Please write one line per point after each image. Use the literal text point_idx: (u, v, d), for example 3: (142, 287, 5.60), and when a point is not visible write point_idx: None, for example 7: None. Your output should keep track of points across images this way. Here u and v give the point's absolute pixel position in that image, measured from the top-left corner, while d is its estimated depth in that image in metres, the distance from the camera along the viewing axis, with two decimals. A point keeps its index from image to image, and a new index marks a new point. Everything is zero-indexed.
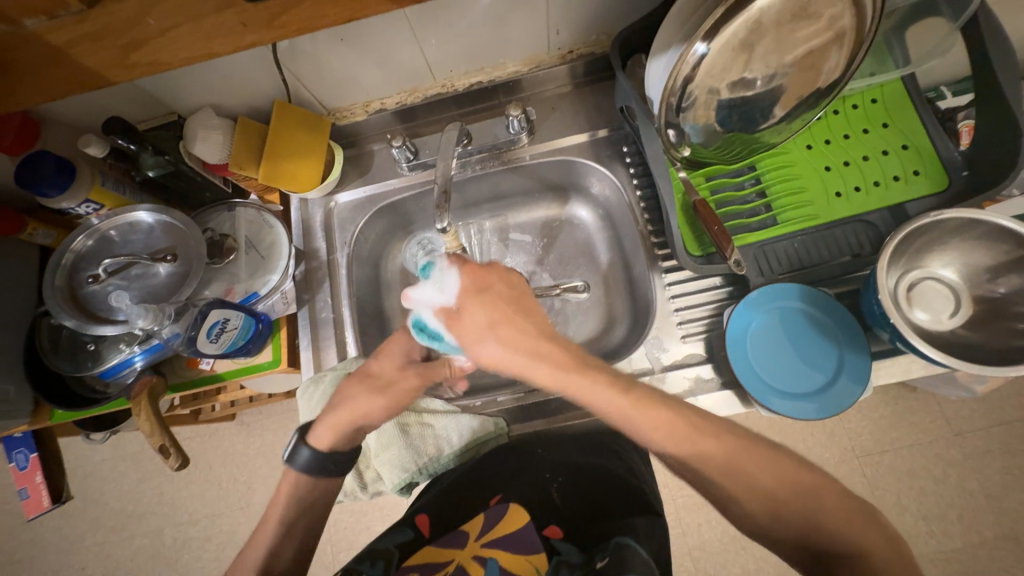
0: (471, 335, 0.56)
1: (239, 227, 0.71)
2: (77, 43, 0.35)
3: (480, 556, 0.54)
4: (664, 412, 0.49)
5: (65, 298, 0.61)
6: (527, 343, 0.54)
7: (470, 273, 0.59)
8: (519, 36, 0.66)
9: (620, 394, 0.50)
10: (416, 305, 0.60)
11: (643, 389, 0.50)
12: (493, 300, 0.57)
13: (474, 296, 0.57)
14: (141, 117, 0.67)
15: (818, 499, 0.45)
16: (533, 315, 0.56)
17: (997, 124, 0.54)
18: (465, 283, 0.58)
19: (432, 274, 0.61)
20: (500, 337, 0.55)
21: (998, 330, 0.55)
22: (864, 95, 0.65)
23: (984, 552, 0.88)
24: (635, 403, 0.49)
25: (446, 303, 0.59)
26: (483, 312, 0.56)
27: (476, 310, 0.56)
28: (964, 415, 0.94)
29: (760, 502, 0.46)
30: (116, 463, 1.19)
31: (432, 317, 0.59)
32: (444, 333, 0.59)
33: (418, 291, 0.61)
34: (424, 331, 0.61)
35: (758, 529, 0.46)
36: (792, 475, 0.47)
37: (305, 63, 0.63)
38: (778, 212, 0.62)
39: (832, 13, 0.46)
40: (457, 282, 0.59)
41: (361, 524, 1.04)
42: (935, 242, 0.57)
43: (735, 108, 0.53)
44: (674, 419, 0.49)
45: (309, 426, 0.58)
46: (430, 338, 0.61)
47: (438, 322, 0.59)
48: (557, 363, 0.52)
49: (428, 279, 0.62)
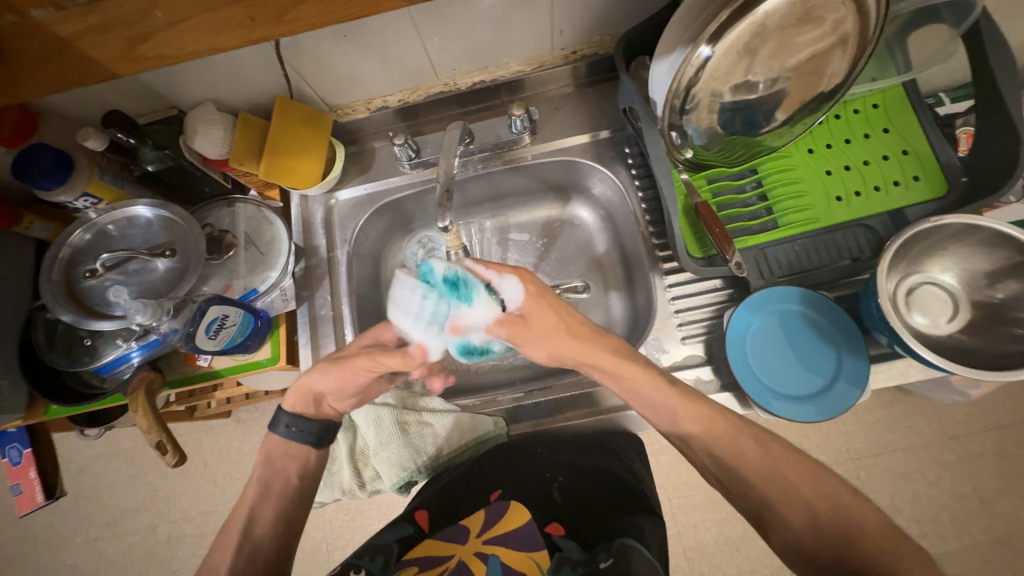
0: (533, 338, 0.54)
1: (238, 223, 0.71)
2: (84, 35, 0.35)
3: (482, 553, 0.55)
4: (706, 411, 0.52)
5: (62, 292, 0.60)
6: (585, 341, 0.54)
7: (529, 277, 0.56)
8: (522, 36, 0.66)
9: (667, 390, 0.52)
10: (467, 331, 0.59)
11: (687, 388, 0.53)
12: (551, 300, 0.55)
13: (534, 296, 0.55)
14: (141, 111, 0.67)
15: (859, 524, 0.46)
16: (577, 317, 0.55)
17: (996, 131, 0.55)
18: (525, 288, 0.55)
19: (476, 295, 0.58)
20: (557, 345, 0.54)
21: (996, 335, 0.55)
22: (866, 101, 0.65)
23: (976, 554, 0.89)
24: (681, 397, 0.52)
25: (505, 312, 0.56)
26: (550, 316, 0.54)
27: (540, 313, 0.55)
28: (958, 419, 0.95)
29: (804, 521, 0.47)
30: (109, 459, 1.18)
31: (486, 337, 0.58)
32: (493, 345, 0.60)
33: (466, 318, 0.58)
34: (470, 352, 0.61)
35: (794, 544, 0.47)
36: (824, 488, 0.48)
37: (307, 59, 0.63)
38: (779, 215, 0.63)
39: (836, 18, 0.46)
40: (517, 286, 0.55)
41: (358, 523, 1.03)
42: (934, 247, 0.58)
43: (738, 111, 0.54)
44: (710, 411, 0.52)
45: (302, 402, 0.59)
46: (481, 355, 0.62)
47: (490, 339, 0.58)
48: (610, 357, 0.53)
49: (470, 297, 0.58)
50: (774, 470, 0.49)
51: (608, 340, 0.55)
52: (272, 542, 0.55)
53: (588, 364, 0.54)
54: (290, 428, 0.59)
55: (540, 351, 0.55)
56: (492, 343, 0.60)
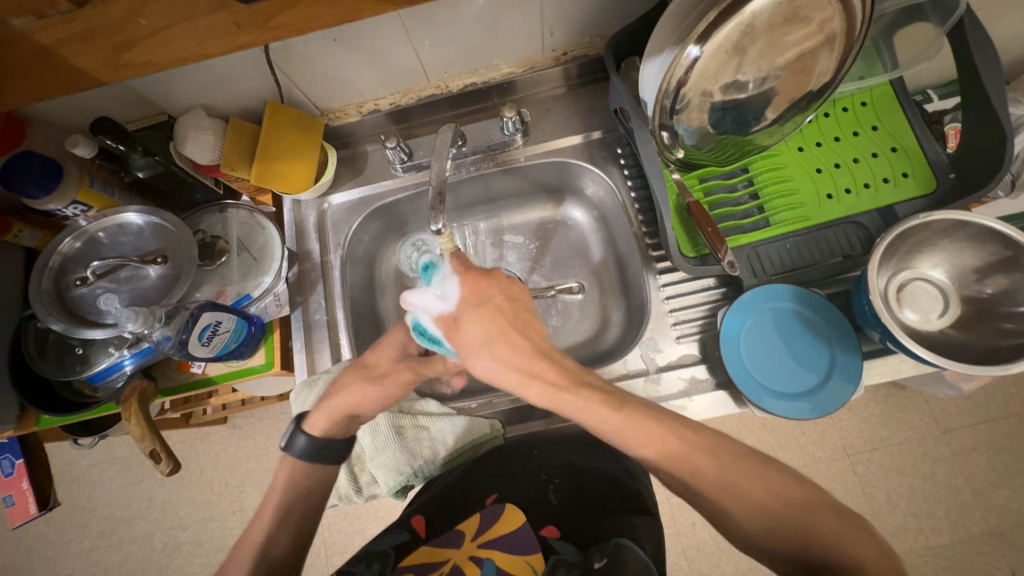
0: (465, 345, 0.55)
1: (230, 228, 0.71)
2: (68, 43, 0.34)
3: (477, 557, 0.54)
4: (658, 433, 0.49)
5: (53, 301, 0.60)
6: (519, 362, 0.52)
7: (466, 281, 0.57)
8: (512, 38, 0.66)
9: (614, 415, 0.49)
10: (415, 307, 0.60)
11: (636, 412, 0.50)
12: (488, 310, 0.55)
13: (468, 304, 0.56)
14: (131, 117, 0.66)
15: (814, 514, 0.45)
16: (518, 335, 0.54)
17: (982, 128, 0.56)
18: (461, 293, 0.57)
19: (434, 278, 0.61)
20: (489, 361, 0.53)
21: (986, 330, 0.56)
22: (854, 98, 0.66)
23: (972, 547, 0.90)
24: (627, 423, 0.49)
25: (442, 310, 0.58)
26: (480, 323, 0.55)
27: (472, 323, 0.55)
28: (951, 412, 0.96)
29: (755, 518, 0.46)
30: (104, 468, 1.17)
31: (431, 324, 0.59)
32: (442, 340, 0.59)
33: (418, 295, 0.60)
34: (423, 334, 0.60)
35: (752, 541, 0.46)
36: (782, 489, 0.47)
37: (298, 63, 0.62)
38: (771, 213, 0.63)
39: (822, 17, 0.46)
40: (457, 287, 0.58)
41: (356, 527, 1.03)
42: (925, 243, 0.58)
43: (728, 111, 0.54)
44: (665, 434, 0.49)
45: (335, 426, 0.59)
46: (429, 342, 0.60)
47: (434, 328, 0.59)
48: (546, 387, 0.52)
49: (430, 279, 0.62)
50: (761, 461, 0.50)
51: (550, 368, 0.52)
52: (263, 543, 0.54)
53: (523, 387, 0.53)
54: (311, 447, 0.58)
55: (472, 364, 0.55)
56: (442, 335, 0.58)
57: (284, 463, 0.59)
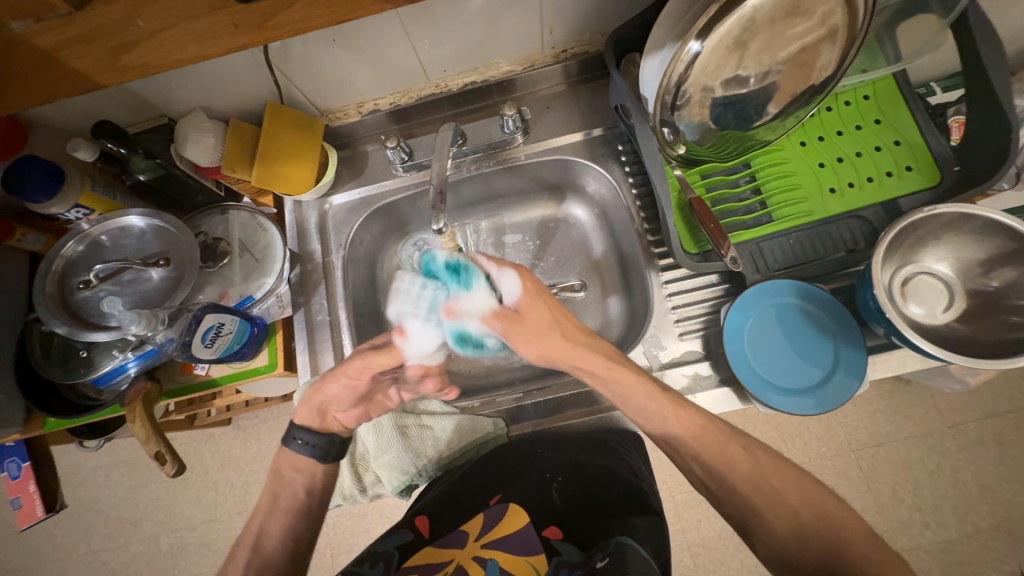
0: (525, 331, 0.57)
1: (232, 230, 0.71)
2: (68, 46, 0.35)
3: (480, 557, 0.55)
4: (698, 420, 0.52)
5: (57, 304, 0.60)
6: (579, 342, 0.55)
7: (528, 275, 0.59)
8: (512, 36, 0.66)
9: (657, 396, 0.52)
10: (462, 315, 0.62)
11: (680, 396, 0.52)
12: (548, 299, 0.58)
13: (531, 293, 0.58)
14: (131, 120, 0.67)
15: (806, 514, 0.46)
16: (571, 321, 0.58)
17: (986, 120, 0.55)
18: (524, 285, 0.58)
19: (475, 282, 0.62)
20: (551, 344, 0.56)
21: (992, 323, 0.56)
22: (857, 92, 0.66)
23: (980, 542, 0.89)
24: (671, 403, 0.52)
25: (501, 305, 0.60)
26: (542, 313, 0.57)
27: (536, 310, 0.58)
28: (956, 407, 0.95)
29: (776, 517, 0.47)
30: (110, 470, 1.17)
31: (480, 326, 0.62)
32: (488, 337, 0.63)
33: (461, 301, 0.62)
34: (468, 340, 0.64)
35: (760, 544, 0.47)
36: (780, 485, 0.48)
37: (297, 64, 0.62)
38: (773, 208, 0.63)
39: (824, 10, 0.46)
40: (515, 281, 0.59)
41: (360, 527, 1.03)
42: (929, 236, 0.58)
43: (729, 106, 0.54)
44: (703, 422, 0.51)
45: (310, 416, 0.59)
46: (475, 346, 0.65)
47: (486, 329, 0.61)
48: (603, 361, 0.54)
49: (468, 283, 0.62)
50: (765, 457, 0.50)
51: (606, 347, 0.56)
52: (277, 546, 0.55)
53: (580, 367, 0.55)
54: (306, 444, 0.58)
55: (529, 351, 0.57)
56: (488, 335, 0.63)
57: (283, 468, 0.59)
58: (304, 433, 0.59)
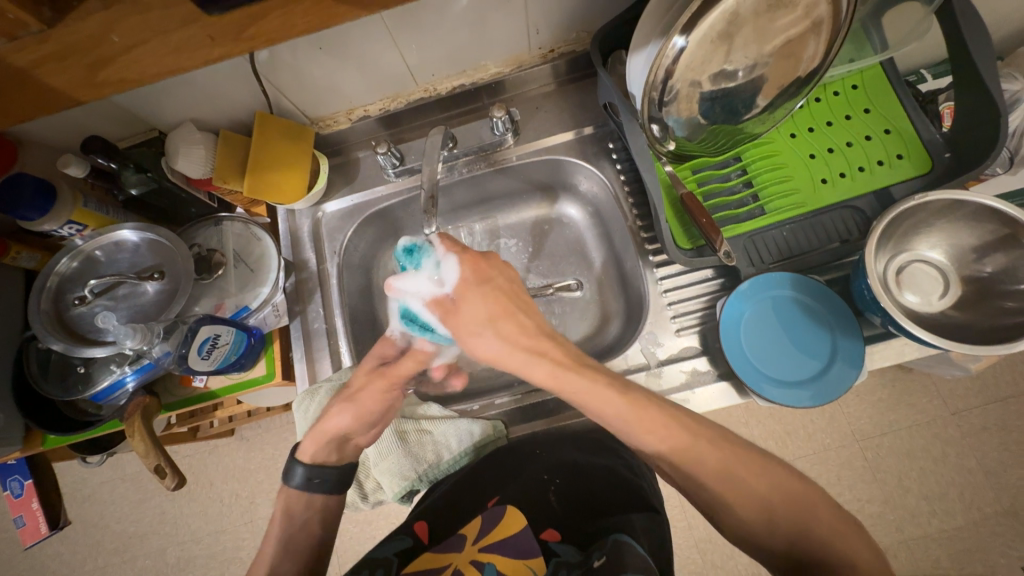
0: (464, 326, 0.58)
1: (227, 241, 0.71)
2: (43, 63, 0.35)
3: (478, 561, 0.54)
4: (660, 417, 0.50)
5: (52, 321, 0.60)
6: (523, 342, 0.55)
7: (470, 262, 0.60)
8: (499, 38, 0.66)
9: (612, 395, 0.50)
10: (403, 293, 0.65)
11: (635, 393, 0.50)
12: (495, 289, 0.58)
13: (470, 282, 0.59)
14: (121, 134, 0.67)
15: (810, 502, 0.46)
16: (520, 319, 0.57)
17: (975, 106, 0.55)
18: (463, 271, 0.60)
19: (425, 262, 0.64)
20: (499, 335, 0.56)
21: (987, 309, 0.56)
22: (845, 82, 0.66)
23: (987, 528, 0.89)
24: (628, 403, 0.50)
25: (440, 292, 0.62)
26: (479, 300, 0.58)
27: (472, 303, 0.58)
28: (959, 393, 0.95)
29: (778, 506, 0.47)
30: (114, 485, 1.17)
31: (423, 309, 0.65)
32: (434, 323, 0.65)
33: (404, 282, 0.65)
34: (413, 321, 0.66)
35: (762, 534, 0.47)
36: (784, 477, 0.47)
37: (286, 73, 0.62)
38: (766, 201, 0.63)
39: (808, 2, 0.46)
40: (456, 267, 0.61)
41: (366, 534, 1.03)
42: (922, 224, 0.57)
43: (718, 100, 0.53)
44: (668, 420, 0.49)
45: (324, 450, 0.59)
46: (422, 328, 0.66)
47: (427, 312, 0.64)
48: (550, 367, 0.52)
49: (422, 263, 0.64)
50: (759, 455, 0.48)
51: (552, 346, 0.55)
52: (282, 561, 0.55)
53: (526, 372, 0.54)
54: (309, 479, 0.58)
55: (487, 345, 0.56)
56: (433, 322, 0.64)
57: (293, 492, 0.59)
58: (319, 470, 0.58)
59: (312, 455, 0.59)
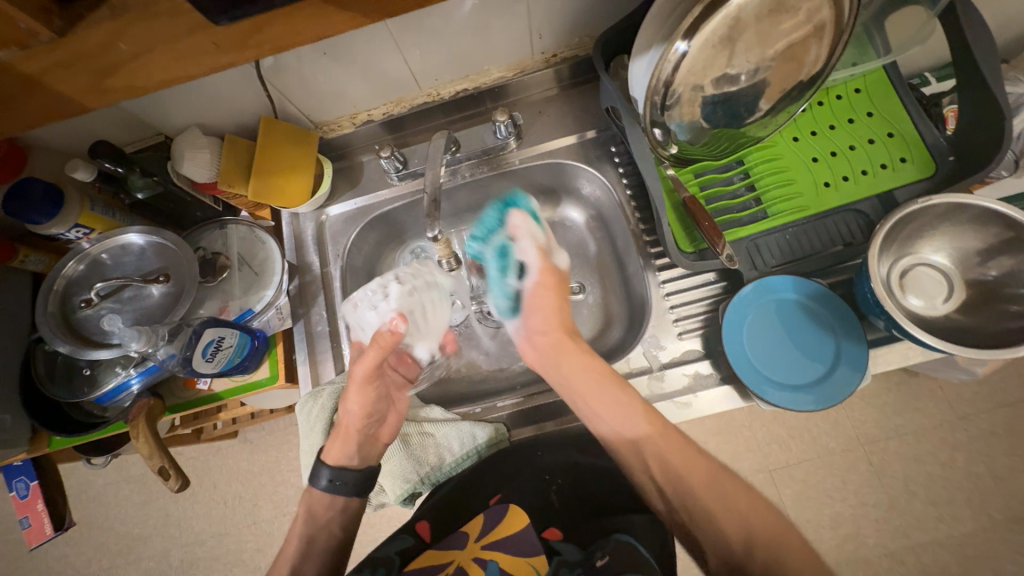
0: (535, 305, 0.64)
1: (231, 244, 0.71)
2: (52, 71, 0.35)
3: (480, 559, 0.55)
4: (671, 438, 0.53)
5: (58, 324, 0.60)
6: (577, 348, 0.60)
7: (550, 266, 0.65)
8: (502, 42, 0.66)
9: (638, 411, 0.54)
10: (520, 239, 0.66)
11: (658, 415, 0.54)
12: (560, 288, 0.65)
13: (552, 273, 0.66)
14: (128, 139, 0.67)
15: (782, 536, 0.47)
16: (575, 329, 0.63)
17: (978, 110, 0.55)
18: (547, 270, 0.65)
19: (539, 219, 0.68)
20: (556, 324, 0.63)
21: (992, 313, 0.55)
22: (847, 86, 0.66)
23: (995, 535, 0.88)
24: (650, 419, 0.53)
25: (548, 252, 0.66)
26: (565, 303, 0.64)
27: (547, 296, 0.64)
28: (966, 397, 0.94)
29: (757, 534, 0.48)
30: (119, 487, 1.18)
31: (525, 253, 0.66)
32: (513, 270, 0.67)
33: (529, 223, 0.67)
34: (502, 258, 0.67)
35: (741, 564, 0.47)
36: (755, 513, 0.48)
37: (291, 79, 0.63)
38: (769, 205, 0.63)
39: (810, 7, 0.46)
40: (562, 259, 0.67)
41: (369, 537, 1.03)
42: (925, 228, 0.57)
43: (720, 104, 0.54)
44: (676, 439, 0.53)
45: (346, 453, 0.60)
46: (500, 270, 0.67)
47: (530, 257, 0.66)
48: (596, 371, 0.57)
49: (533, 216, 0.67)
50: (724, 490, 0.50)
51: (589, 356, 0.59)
52: None
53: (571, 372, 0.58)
54: (333, 481, 0.58)
55: (538, 321, 0.64)
56: (523, 262, 0.66)
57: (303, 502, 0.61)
58: (341, 473, 0.58)
59: (336, 458, 0.60)
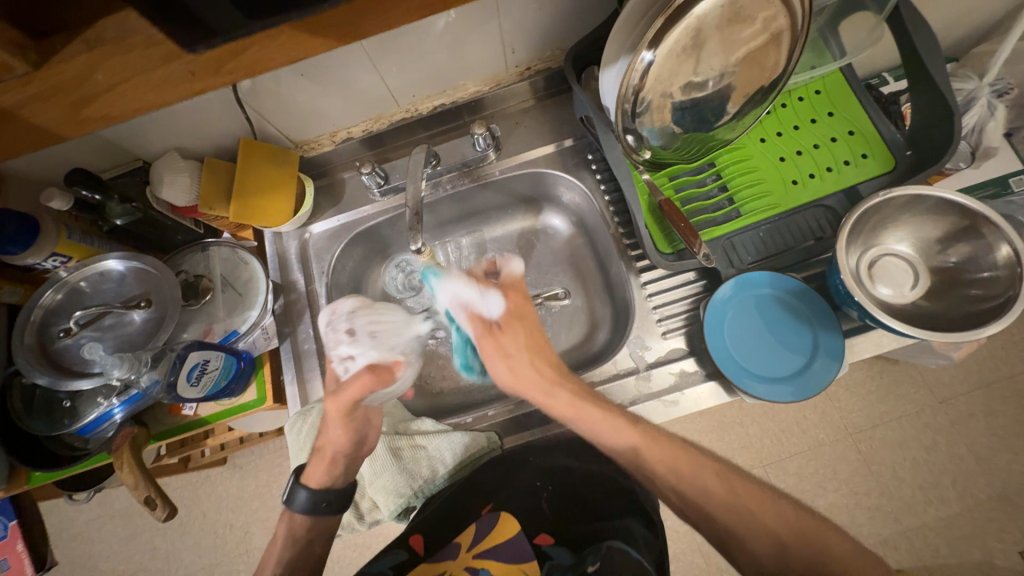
0: (498, 350, 0.65)
1: (214, 266, 0.71)
2: (28, 103, 0.36)
3: (472, 567, 0.55)
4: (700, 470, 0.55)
5: (36, 355, 0.59)
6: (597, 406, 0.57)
7: (512, 295, 0.67)
8: (477, 57, 0.68)
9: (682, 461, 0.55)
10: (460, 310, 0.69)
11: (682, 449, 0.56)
12: (529, 337, 0.65)
13: (512, 314, 0.66)
14: (104, 166, 0.67)
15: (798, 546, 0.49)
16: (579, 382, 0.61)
17: (930, 106, 0.58)
18: (507, 304, 0.67)
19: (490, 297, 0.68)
20: (521, 364, 0.64)
21: (955, 297, 0.58)
22: (809, 88, 0.69)
23: (982, 514, 0.90)
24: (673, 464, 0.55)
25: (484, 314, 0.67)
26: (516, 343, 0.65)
27: (512, 330, 0.66)
28: (945, 381, 0.97)
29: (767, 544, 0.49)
30: (103, 522, 1.14)
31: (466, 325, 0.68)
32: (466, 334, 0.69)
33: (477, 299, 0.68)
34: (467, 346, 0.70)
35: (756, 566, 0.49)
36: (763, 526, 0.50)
37: (268, 100, 0.64)
38: (741, 204, 0.65)
39: (765, 16, 0.48)
40: (500, 300, 0.67)
41: (365, 558, 1.02)
42: (888, 219, 0.60)
43: (688, 110, 0.56)
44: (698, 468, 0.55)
45: (328, 475, 0.61)
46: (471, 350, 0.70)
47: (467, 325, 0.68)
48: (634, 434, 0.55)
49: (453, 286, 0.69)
50: (730, 499, 0.52)
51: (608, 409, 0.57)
52: None
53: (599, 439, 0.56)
54: (315, 500, 0.59)
55: (498, 367, 0.64)
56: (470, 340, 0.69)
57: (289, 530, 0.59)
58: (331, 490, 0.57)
59: (319, 482, 0.60)
